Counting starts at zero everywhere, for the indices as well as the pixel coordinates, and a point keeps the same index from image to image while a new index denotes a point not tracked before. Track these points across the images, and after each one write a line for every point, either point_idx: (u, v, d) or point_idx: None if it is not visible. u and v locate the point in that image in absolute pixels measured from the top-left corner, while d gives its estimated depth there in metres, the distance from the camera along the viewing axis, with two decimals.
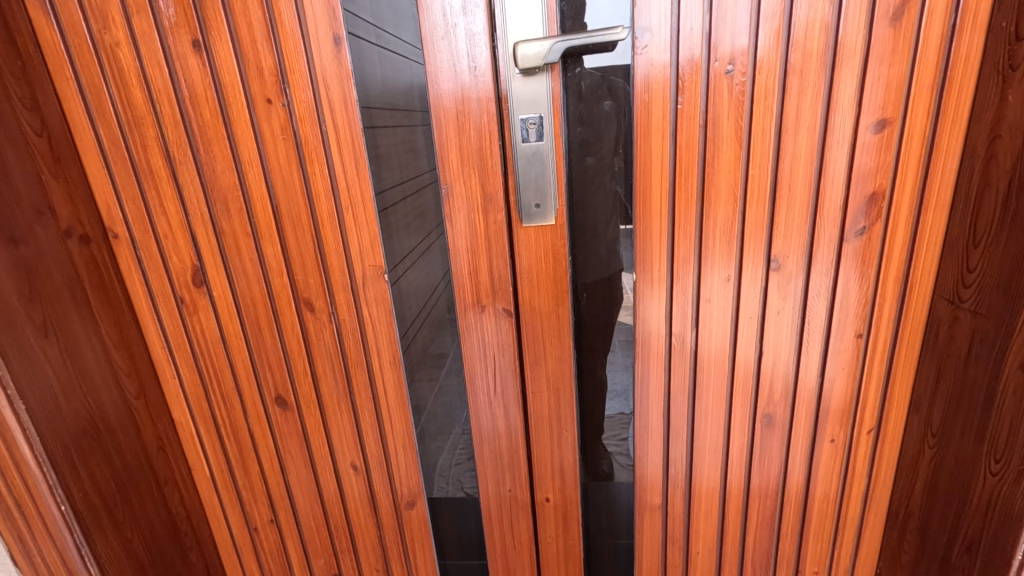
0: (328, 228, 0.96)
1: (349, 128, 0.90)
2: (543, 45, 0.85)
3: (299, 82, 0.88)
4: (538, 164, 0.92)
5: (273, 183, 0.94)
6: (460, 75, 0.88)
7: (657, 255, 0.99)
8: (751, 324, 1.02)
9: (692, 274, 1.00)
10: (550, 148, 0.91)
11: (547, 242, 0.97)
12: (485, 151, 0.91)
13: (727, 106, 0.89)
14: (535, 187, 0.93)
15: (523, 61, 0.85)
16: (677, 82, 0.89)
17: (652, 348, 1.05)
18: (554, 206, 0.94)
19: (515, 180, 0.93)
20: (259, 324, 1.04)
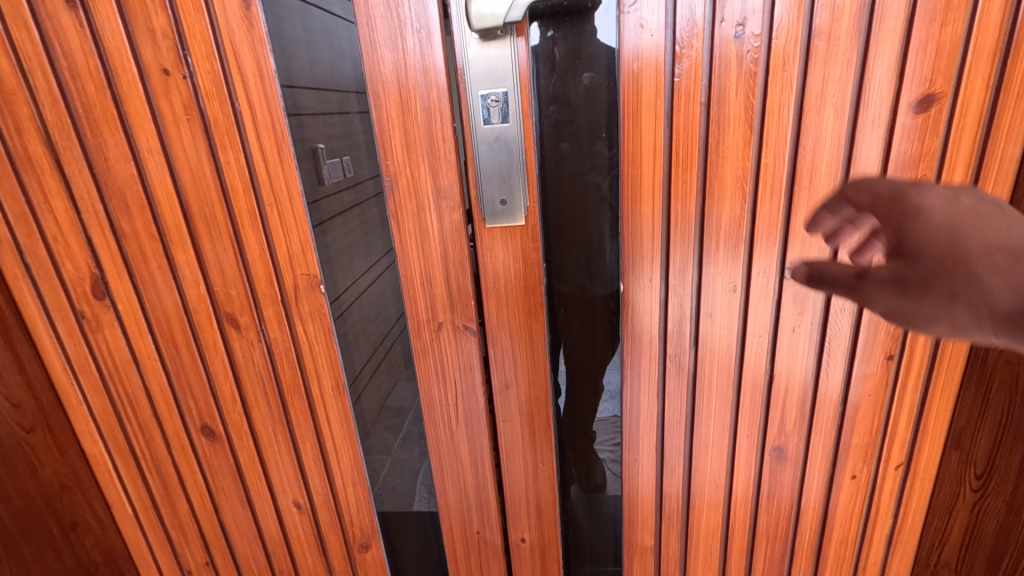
0: (249, 230, 0.79)
1: (266, 106, 0.72)
2: (501, 2, 0.67)
3: (202, 48, 0.70)
4: (502, 151, 0.74)
5: (179, 175, 0.77)
6: (403, 41, 0.70)
7: (648, 263, 0.82)
8: (760, 344, 0.86)
9: (689, 285, 0.83)
10: (517, 131, 0.74)
11: (515, 247, 0.80)
12: (437, 136, 0.74)
13: (736, 78, 0.72)
14: (499, 179, 0.76)
15: (477, 21, 0.68)
16: (673, 51, 0.71)
17: (642, 371, 0.89)
18: (523, 202, 0.78)
19: (474, 172, 0.75)
20: (176, 343, 0.88)
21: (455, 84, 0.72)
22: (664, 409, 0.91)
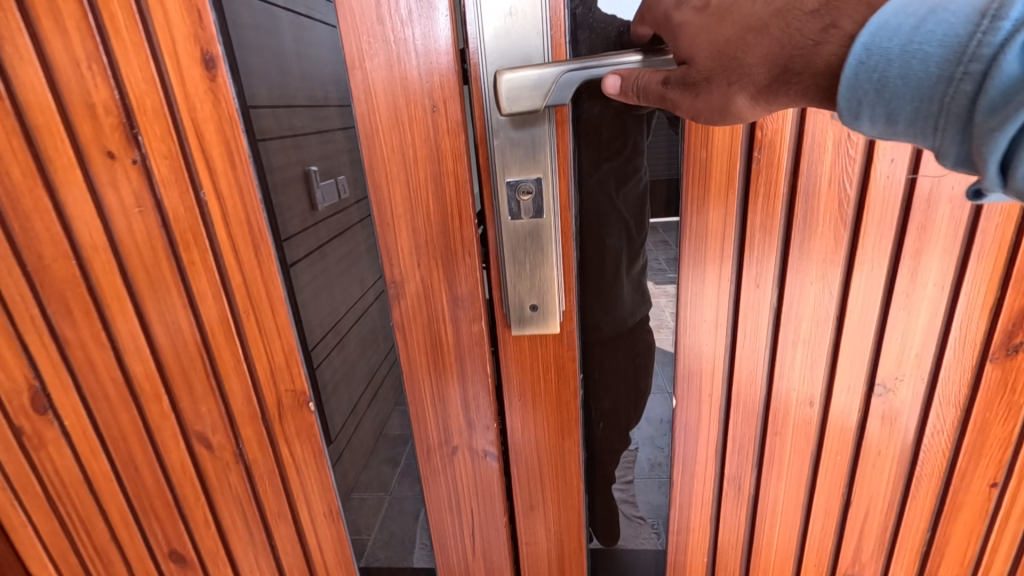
0: (221, 339, 0.65)
1: (239, 198, 0.57)
2: (542, 84, 0.49)
3: (156, 127, 0.55)
4: (533, 248, 0.58)
5: (133, 275, 0.62)
6: (410, 121, 0.54)
7: (710, 374, 0.68)
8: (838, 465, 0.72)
9: (757, 398, 0.69)
10: (552, 225, 0.57)
11: (547, 357, 0.65)
12: (453, 236, 0.58)
13: (830, 165, 0.57)
14: (530, 283, 0.59)
15: (510, 104, 0.50)
16: (754, 129, 0.57)
17: (697, 493, 0.75)
18: (557, 307, 0.61)
19: (499, 274, 0.59)
20: (136, 462, 0.73)
21: (475, 167, 0.56)
22: (718, 534, 0.77)
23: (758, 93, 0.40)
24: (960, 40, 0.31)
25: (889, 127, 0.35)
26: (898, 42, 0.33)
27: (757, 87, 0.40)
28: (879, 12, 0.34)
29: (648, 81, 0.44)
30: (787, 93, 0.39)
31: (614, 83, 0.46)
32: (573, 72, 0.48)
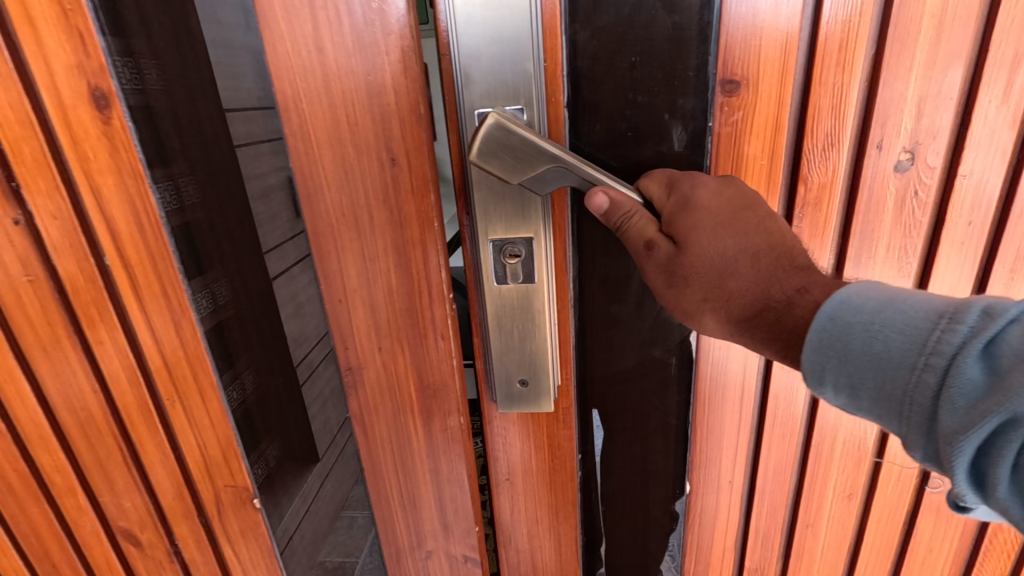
0: (142, 430, 0.53)
1: (151, 268, 0.46)
2: (529, 162, 0.39)
3: (39, 180, 0.43)
4: (525, 316, 0.47)
5: (29, 355, 0.50)
6: (361, 174, 0.41)
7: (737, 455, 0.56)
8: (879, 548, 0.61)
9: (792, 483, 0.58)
10: (546, 287, 0.46)
11: (541, 436, 0.55)
12: (422, 313, 0.46)
13: (891, 229, 0.45)
14: (518, 354, 0.49)
15: (481, 151, 0.39)
16: (794, 184, 0.44)
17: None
18: (551, 380, 0.50)
19: (483, 342, 0.49)
20: (54, 560, 0.62)
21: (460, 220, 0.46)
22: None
23: (729, 321, 0.36)
24: (923, 333, 0.29)
25: (854, 402, 0.32)
26: (863, 320, 0.31)
27: (729, 318, 0.36)
28: (842, 290, 0.32)
29: (639, 226, 0.38)
30: (757, 335, 0.35)
31: (605, 204, 0.38)
32: (566, 162, 0.39)
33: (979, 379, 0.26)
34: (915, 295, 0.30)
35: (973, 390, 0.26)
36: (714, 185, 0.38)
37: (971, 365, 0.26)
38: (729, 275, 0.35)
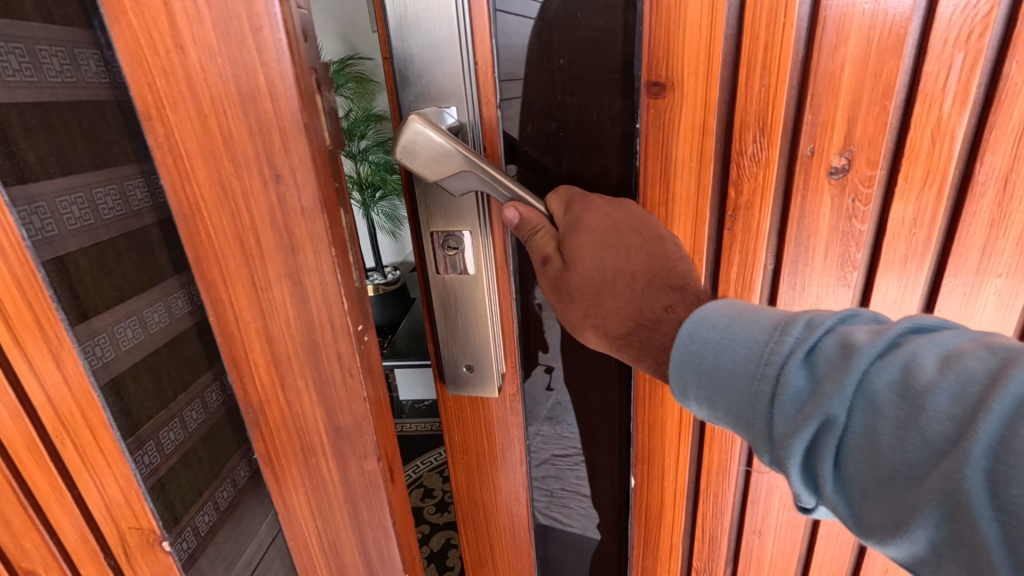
0: (29, 470, 0.48)
1: (25, 292, 0.41)
2: (446, 164, 0.48)
3: None
4: (469, 308, 0.59)
5: None
6: (237, 193, 0.36)
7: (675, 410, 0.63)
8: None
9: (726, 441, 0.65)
10: (486, 285, 0.58)
11: (485, 425, 0.67)
12: (325, 350, 0.40)
13: (829, 236, 0.54)
14: (463, 344, 0.61)
15: (405, 153, 0.48)
16: (725, 179, 0.53)
17: (659, 524, 0.71)
18: (493, 369, 0.62)
19: (434, 333, 0.62)
20: None
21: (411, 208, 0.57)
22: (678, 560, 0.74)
23: (611, 335, 0.47)
24: (764, 344, 0.39)
25: (713, 409, 0.41)
26: (715, 333, 0.41)
27: (607, 335, 0.47)
28: (700, 308, 0.42)
29: (542, 240, 0.49)
30: (630, 351, 0.46)
31: (515, 219, 0.49)
32: (475, 166, 0.48)
33: (800, 383, 0.37)
34: (756, 318, 0.40)
35: (797, 393, 0.36)
36: (603, 209, 0.49)
37: (795, 374, 0.37)
38: (605, 294, 0.46)
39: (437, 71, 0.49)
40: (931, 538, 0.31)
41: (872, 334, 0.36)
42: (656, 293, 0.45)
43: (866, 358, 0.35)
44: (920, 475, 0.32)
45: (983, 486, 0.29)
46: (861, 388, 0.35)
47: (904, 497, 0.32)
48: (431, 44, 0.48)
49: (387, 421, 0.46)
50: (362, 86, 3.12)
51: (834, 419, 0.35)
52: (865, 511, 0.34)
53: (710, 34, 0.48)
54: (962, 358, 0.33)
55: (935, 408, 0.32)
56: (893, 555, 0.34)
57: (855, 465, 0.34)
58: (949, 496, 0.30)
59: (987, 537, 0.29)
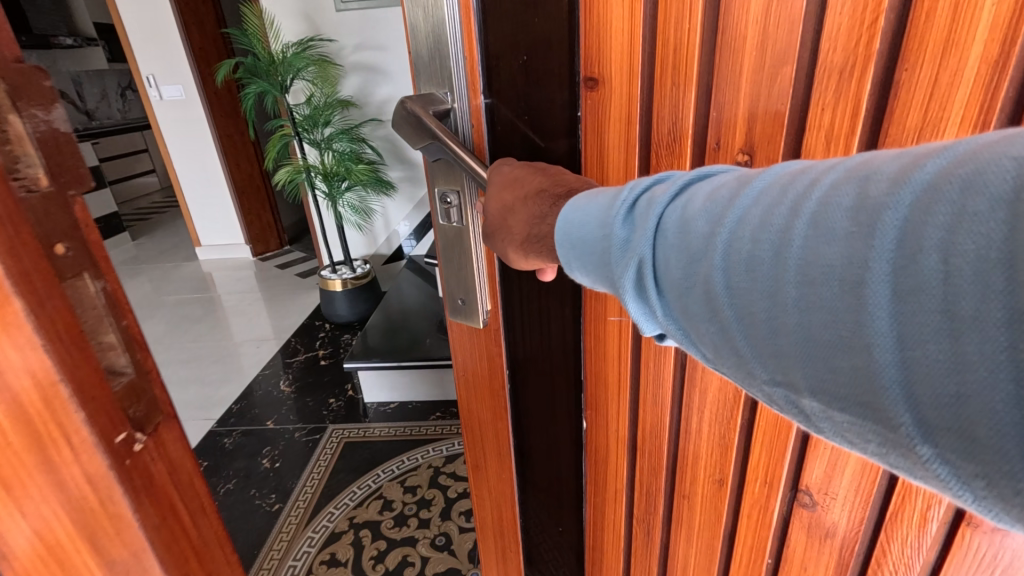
0: None
1: None
2: (422, 135, 0.70)
3: None
4: (465, 257, 0.85)
5: None
6: None
7: (610, 344, 0.89)
8: (719, 424, 0.86)
9: (658, 359, 0.86)
10: (476, 247, 0.85)
11: (483, 344, 0.95)
12: (73, 474, 0.35)
13: None
14: (459, 284, 0.89)
15: (397, 119, 0.71)
16: (650, 158, 0.68)
17: (607, 411, 0.96)
18: (481, 308, 0.89)
19: (444, 275, 0.90)
20: None
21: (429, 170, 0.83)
22: (613, 462, 1.01)
23: (523, 246, 0.67)
24: (605, 210, 0.55)
25: (586, 270, 0.58)
26: (576, 211, 0.59)
27: (520, 248, 0.67)
28: (570, 201, 0.61)
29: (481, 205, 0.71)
30: (532, 255, 0.66)
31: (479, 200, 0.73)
32: (440, 141, 0.69)
33: (624, 233, 0.53)
34: (602, 198, 0.57)
35: (622, 240, 0.53)
36: (510, 172, 0.68)
37: (621, 228, 0.53)
38: (509, 217, 0.67)
39: (443, 73, 0.70)
40: (699, 318, 0.46)
41: (667, 189, 0.52)
42: (546, 201, 0.65)
43: (660, 206, 0.51)
44: (687, 276, 0.47)
45: (717, 269, 0.44)
46: (658, 226, 0.50)
47: (681, 292, 0.47)
48: (438, 55, 0.69)
49: (197, 532, 0.42)
50: (323, 70, 2.92)
51: (642, 251, 0.50)
52: (672, 315, 0.49)
53: (630, 46, 0.64)
54: (713, 190, 0.48)
55: (694, 225, 0.47)
56: (692, 340, 0.49)
57: (664, 289, 0.49)
58: (704, 283, 0.45)
59: (727, 313, 0.43)
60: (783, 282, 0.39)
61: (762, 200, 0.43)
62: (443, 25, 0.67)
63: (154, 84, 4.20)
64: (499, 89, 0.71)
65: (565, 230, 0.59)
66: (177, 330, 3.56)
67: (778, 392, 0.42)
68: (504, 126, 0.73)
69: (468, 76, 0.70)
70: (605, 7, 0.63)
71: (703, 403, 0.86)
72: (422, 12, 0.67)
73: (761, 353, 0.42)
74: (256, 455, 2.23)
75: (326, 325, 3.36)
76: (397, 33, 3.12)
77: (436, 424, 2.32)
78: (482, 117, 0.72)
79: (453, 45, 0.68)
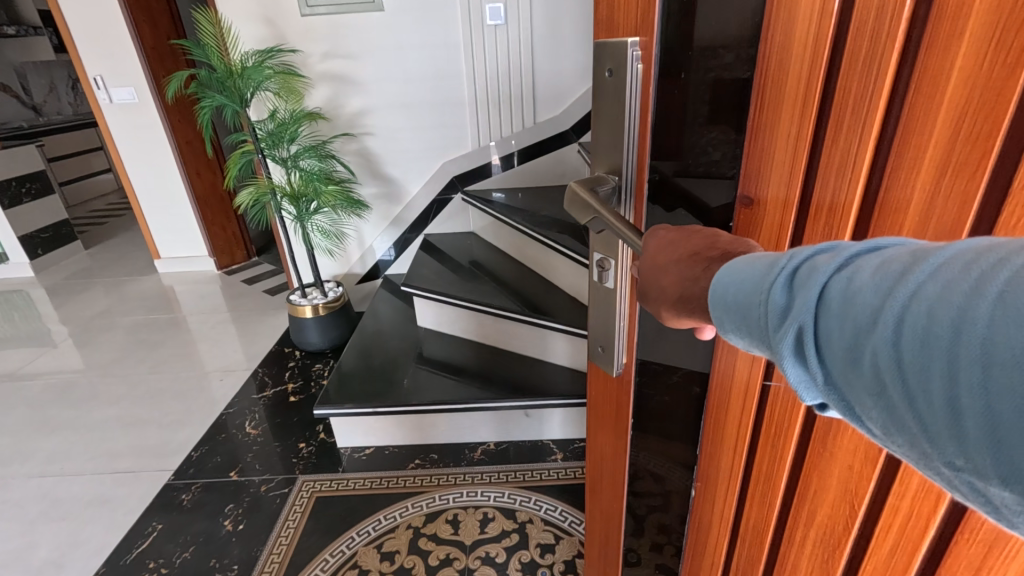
0: None
1: None
2: (584, 213, 0.73)
3: None
4: (609, 313, 0.85)
5: None
6: None
7: (729, 430, 0.83)
8: (824, 542, 0.79)
9: (770, 462, 0.80)
10: (622, 304, 0.83)
11: (611, 391, 0.97)
12: None
13: None
14: (600, 335, 0.89)
15: (568, 198, 0.75)
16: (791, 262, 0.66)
17: (717, 489, 0.91)
18: (615, 362, 0.89)
19: (590, 327, 0.91)
20: None
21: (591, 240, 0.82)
22: (712, 541, 0.97)
23: (671, 307, 0.58)
24: (759, 274, 0.46)
25: (737, 337, 0.49)
26: (726, 274, 0.49)
27: (668, 310, 0.59)
28: (728, 264, 0.50)
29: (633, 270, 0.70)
30: (688, 314, 0.56)
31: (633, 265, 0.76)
32: (600, 217, 0.71)
33: (782, 299, 0.43)
34: (759, 260, 0.47)
35: (780, 307, 0.43)
36: (668, 236, 0.60)
37: (779, 293, 0.43)
38: (654, 271, 0.59)
39: (617, 147, 0.74)
40: (869, 393, 0.37)
41: (832, 254, 0.42)
42: (694, 265, 0.56)
43: (825, 271, 0.41)
44: (856, 348, 0.38)
45: (887, 344, 0.36)
46: (822, 292, 0.40)
47: (851, 365, 0.38)
48: (612, 130, 0.73)
49: None
50: (286, 82, 2.66)
51: (803, 319, 0.41)
52: (834, 384, 0.41)
53: (792, 162, 0.61)
54: (885, 256, 0.39)
55: (859, 292, 0.38)
56: (859, 413, 0.40)
57: (820, 363, 0.41)
58: (871, 359, 0.37)
59: (897, 394, 0.35)
60: (961, 370, 0.31)
61: (953, 267, 0.34)
62: (622, 105, 0.70)
63: (102, 86, 3.88)
64: (662, 155, 0.75)
65: (724, 299, 0.48)
66: (133, 356, 3.30)
67: (959, 478, 0.34)
68: (669, 188, 0.76)
69: (638, 151, 0.74)
70: (770, 131, 0.62)
71: (809, 519, 0.80)
72: (608, 91, 0.72)
73: (941, 443, 0.34)
74: (217, 515, 2.04)
75: (296, 353, 3.16)
76: (370, 42, 2.90)
77: (416, 475, 2.16)
78: (645, 186, 0.76)
79: (629, 115, 0.71)
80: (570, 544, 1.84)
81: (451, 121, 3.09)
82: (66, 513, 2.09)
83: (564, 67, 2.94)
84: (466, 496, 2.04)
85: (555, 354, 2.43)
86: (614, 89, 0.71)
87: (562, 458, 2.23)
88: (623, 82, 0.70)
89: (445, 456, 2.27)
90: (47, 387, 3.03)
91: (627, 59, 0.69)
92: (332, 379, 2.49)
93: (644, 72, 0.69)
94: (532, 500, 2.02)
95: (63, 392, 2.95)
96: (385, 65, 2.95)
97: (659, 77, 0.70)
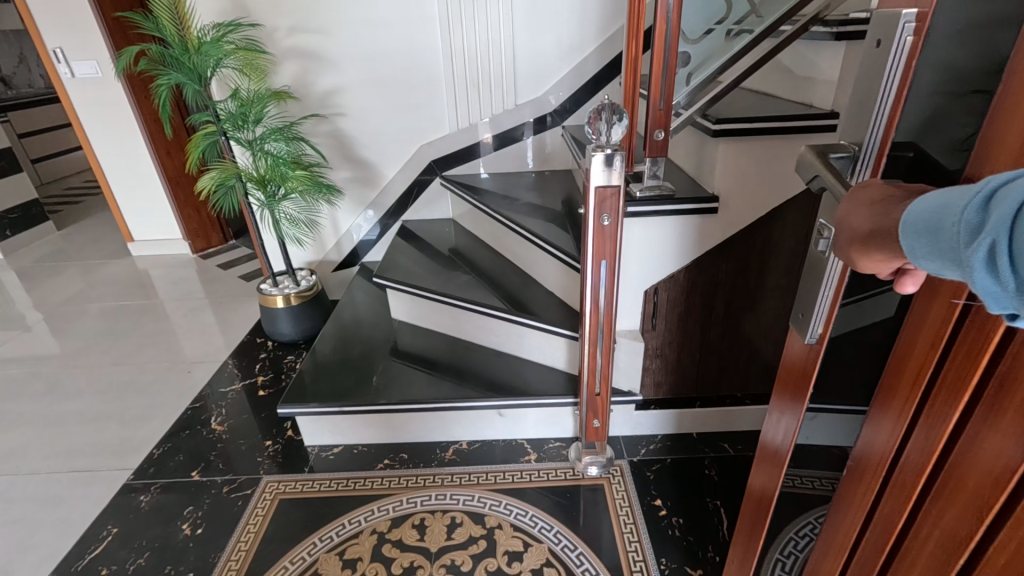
0: None
1: None
2: (807, 170, 0.80)
3: None
4: (815, 283, 0.87)
5: None
6: None
7: (888, 414, 0.77)
8: (944, 545, 0.69)
9: (912, 462, 0.73)
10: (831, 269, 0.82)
11: (797, 368, 0.97)
12: None
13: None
14: (803, 301, 0.92)
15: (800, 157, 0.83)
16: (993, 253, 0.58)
17: (859, 481, 0.85)
18: (811, 335, 0.90)
19: (798, 298, 0.93)
20: None
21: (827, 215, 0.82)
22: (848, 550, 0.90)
23: (846, 239, 0.62)
24: (957, 199, 0.46)
25: (928, 266, 0.49)
26: (923, 205, 0.50)
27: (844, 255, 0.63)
28: (916, 201, 0.51)
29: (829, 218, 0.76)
30: (866, 254, 0.60)
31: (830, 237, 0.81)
32: (821, 175, 0.77)
33: (974, 218, 0.44)
34: (952, 192, 0.47)
35: (971, 225, 0.44)
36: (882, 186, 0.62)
37: (972, 213, 0.44)
38: (842, 213, 0.64)
39: (864, 118, 0.74)
40: None
41: None
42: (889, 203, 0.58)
43: None
44: None
45: None
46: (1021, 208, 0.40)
47: None
48: (864, 103, 0.74)
49: None
50: (248, 56, 2.47)
51: (996, 235, 0.41)
52: None
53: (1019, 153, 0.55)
54: None
55: None
56: None
57: (1008, 269, 0.41)
58: None
59: None
60: None
61: None
62: (880, 76, 0.70)
63: (63, 59, 3.67)
64: (912, 135, 0.71)
65: (914, 226, 0.50)
66: (100, 344, 3.19)
67: None
68: (913, 168, 0.73)
69: (887, 125, 0.72)
70: (1003, 127, 0.57)
71: (935, 518, 0.70)
72: (874, 55, 0.72)
73: None
74: (176, 519, 1.97)
75: (268, 344, 3.06)
76: (347, 15, 2.72)
77: (383, 477, 2.09)
78: (881, 160, 0.75)
79: (886, 83, 0.70)
80: (539, 551, 1.78)
81: (433, 102, 2.93)
82: (19, 514, 2.02)
83: (543, 43, 2.78)
84: (434, 499, 1.98)
85: (533, 350, 2.33)
86: (878, 59, 0.71)
87: (535, 459, 2.15)
88: (886, 52, 0.69)
89: (415, 456, 2.20)
90: (8, 377, 2.93)
91: (897, 28, 0.67)
92: (306, 368, 2.40)
93: (912, 46, 0.67)
94: (502, 504, 1.95)
95: (25, 383, 2.86)
96: (363, 39, 2.77)
97: (926, 54, 0.67)
